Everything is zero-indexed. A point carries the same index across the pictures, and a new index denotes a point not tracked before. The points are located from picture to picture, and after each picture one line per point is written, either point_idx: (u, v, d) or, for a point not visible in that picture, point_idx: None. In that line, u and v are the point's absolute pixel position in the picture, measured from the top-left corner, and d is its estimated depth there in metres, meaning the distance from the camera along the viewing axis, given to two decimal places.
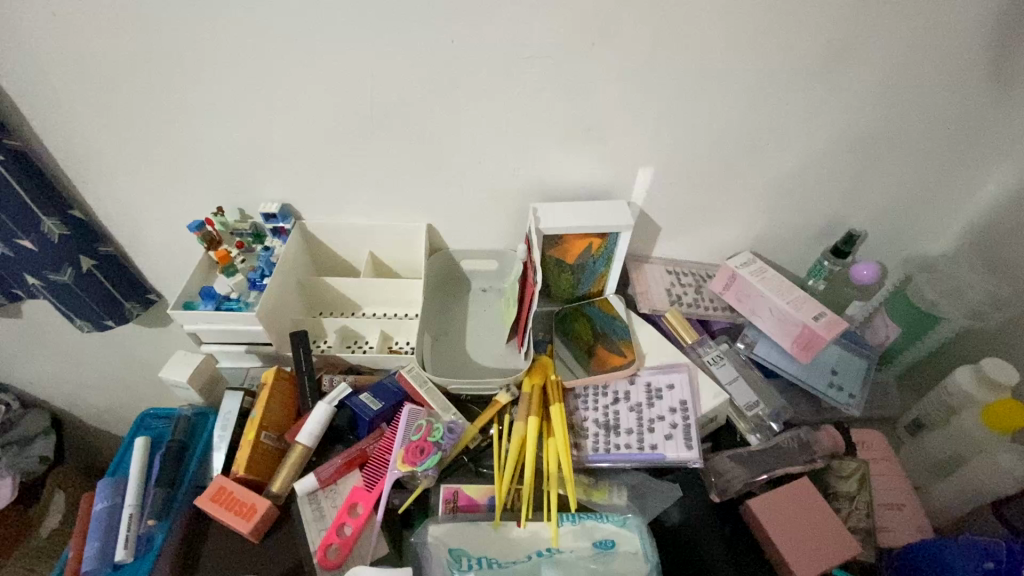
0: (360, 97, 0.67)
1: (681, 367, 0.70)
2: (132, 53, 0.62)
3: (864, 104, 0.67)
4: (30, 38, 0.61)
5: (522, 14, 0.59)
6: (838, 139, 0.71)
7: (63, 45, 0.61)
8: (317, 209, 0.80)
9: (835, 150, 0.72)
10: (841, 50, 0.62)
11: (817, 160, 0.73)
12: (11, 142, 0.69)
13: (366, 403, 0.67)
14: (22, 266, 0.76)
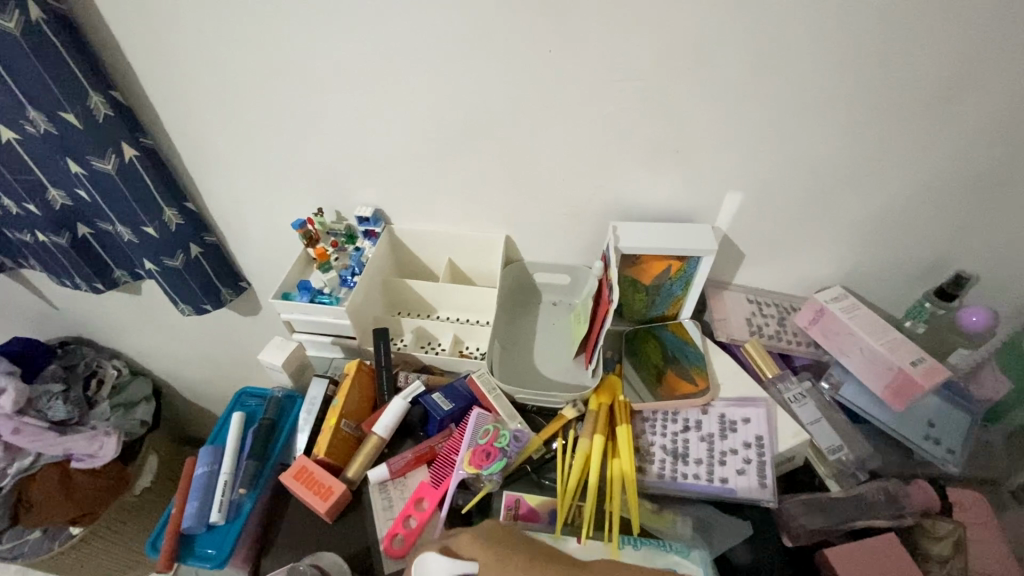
0: (454, 112, 0.71)
1: (757, 402, 0.67)
2: (261, 66, 0.70)
3: (981, 139, 0.63)
4: (181, 50, 0.70)
5: (618, 39, 0.61)
6: (947, 174, 0.66)
7: (206, 59, 0.70)
8: (405, 214, 0.85)
9: (944, 185, 0.67)
10: (956, 81, 0.59)
11: (923, 194, 0.69)
12: (147, 141, 0.80)
13: (437, 403, 0.69)
14: (143, 251, 0.87)
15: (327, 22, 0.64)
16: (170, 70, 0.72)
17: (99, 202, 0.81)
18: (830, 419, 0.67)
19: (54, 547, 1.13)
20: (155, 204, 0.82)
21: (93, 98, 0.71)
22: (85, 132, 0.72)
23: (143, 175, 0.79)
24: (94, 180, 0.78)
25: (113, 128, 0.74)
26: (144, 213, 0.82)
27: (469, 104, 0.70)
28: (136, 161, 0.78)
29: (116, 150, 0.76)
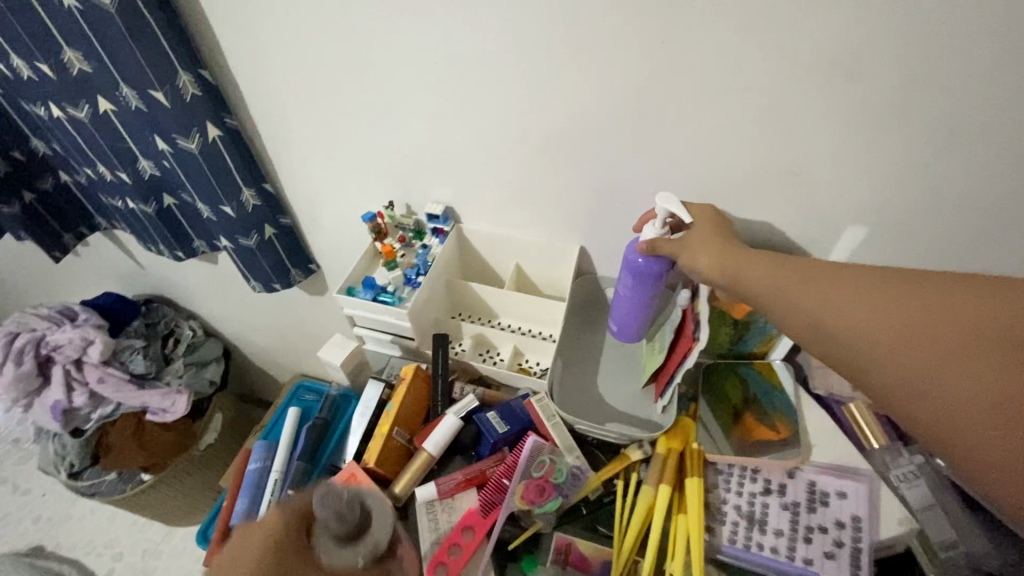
0: (541, 113, 0.65)
1: (858, 474, 0.59)
2: (349, 55, 0.67)
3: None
4: (270, 33, 0.68)
5: (746, 44, 0.52)
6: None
7: (295, 43, 0.68)
8: (477, 214, 0.81)
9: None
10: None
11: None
12: (232, 121, 0.79)
13: (493, 424, 0.66)
14: (220, 229, 0.89)
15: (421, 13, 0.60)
16: (260, 54, 0.71)
17: (185, 176, 0.82)
18: (947, 507, 0.55)
19: (126, 490, 1.20)
20: (235, 185, 0.83)
21: (182, 78, 0.71)
22: (173, 111, 0.73)
23: (225, 155, 0.80)
24: (182, 157, 0.79)
25: (199, 108, 0.74)
26: (224, 193, 0.83)
27: (562, 106, 0.63)
28: (220, 142, 0.78)
29: (201, 130, 0.76)
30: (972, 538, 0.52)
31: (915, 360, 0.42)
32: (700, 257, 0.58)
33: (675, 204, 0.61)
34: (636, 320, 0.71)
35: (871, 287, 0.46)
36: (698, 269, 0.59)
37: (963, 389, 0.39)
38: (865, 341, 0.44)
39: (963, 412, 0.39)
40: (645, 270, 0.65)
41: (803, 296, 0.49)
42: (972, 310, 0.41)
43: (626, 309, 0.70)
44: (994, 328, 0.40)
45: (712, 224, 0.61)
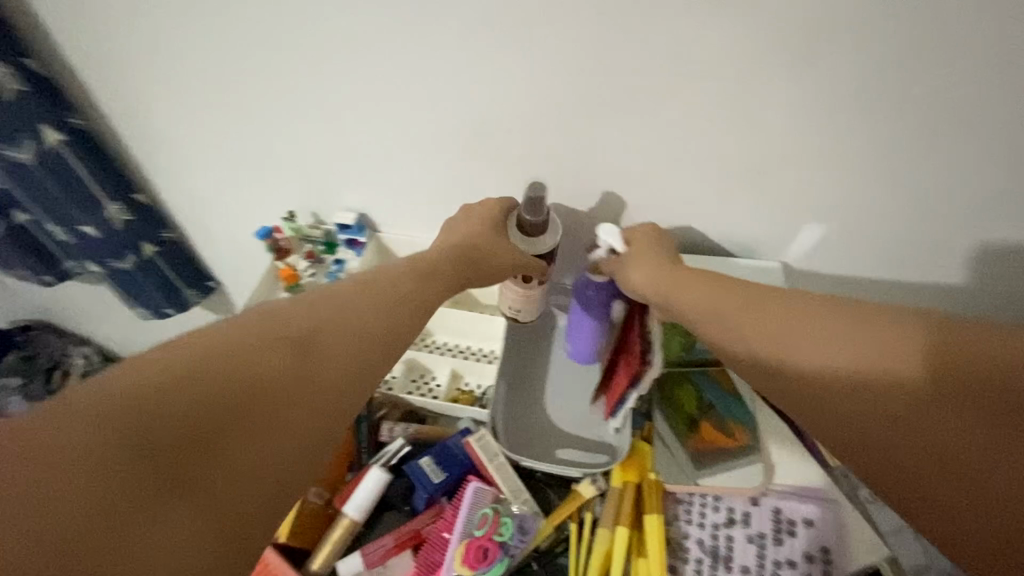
0: (459, 107, 0.55)
1: (824, 500, 0.54)
2: (221, 39, 0.54)
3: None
4: (114, 12, 0.53)
5: (696, 22, 0.44)
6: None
7: (148, 23, 0.54)
8: (398, 222, 0.70)
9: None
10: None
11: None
12: (79, 121, 0.64)
13: (427, 473, 0.57)
14: (84, 253, 0.74)
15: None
16: (104, 37, 0.56)
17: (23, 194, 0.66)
18: None
19: None
20: (93, 199, 0.68)
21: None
22: None
23: (74, 166, 0.64)
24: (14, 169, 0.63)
25: (27, 109, 0.58)
26: (80, 210, 0.68)
27: (488, 99, 0.53)
28: (64, 150, 0.63)
29: (36, 135, 0.60)
30: (938, 555, 0.51)
31: (870, 402, 0.39)
32: (636, 274, 0.52)
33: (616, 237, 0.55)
34: (597, 342, 0.66)
35: (826, 315, 0.43)
36: (632, 285, 0.53)
37: (915, 437, 0.37)
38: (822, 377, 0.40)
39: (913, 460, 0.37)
40: (592, 300, 0.62)
41: (752, 321, 0.44)
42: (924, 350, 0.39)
43: (586, 335, 0.65)
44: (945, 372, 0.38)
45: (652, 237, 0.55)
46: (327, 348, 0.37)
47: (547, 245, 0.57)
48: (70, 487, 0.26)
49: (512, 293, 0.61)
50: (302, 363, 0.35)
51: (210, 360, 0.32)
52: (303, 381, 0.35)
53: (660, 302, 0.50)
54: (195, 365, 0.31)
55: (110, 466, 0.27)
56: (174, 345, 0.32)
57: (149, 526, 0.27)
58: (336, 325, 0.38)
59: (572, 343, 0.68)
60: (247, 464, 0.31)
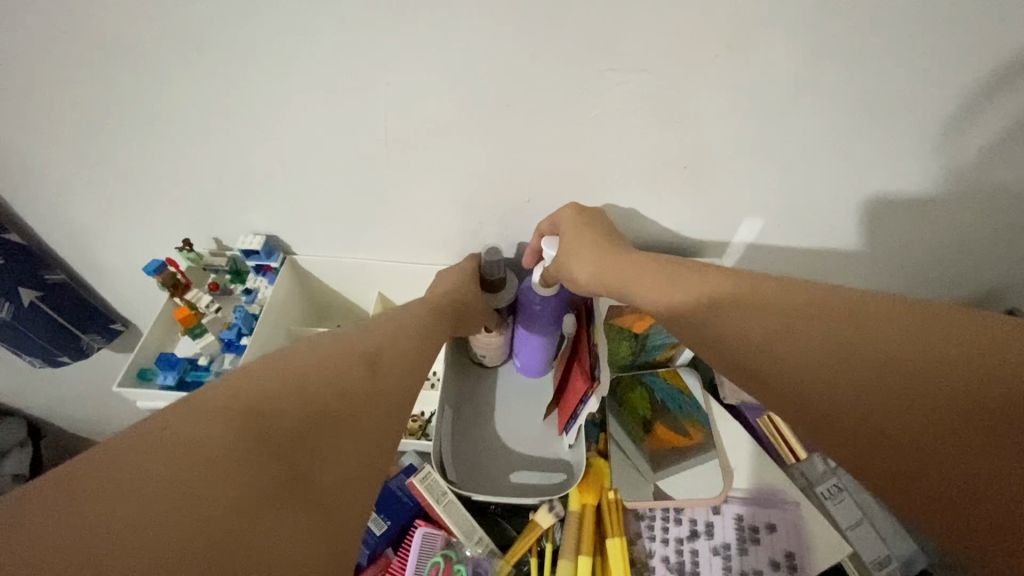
0: (363, 116, 0.48)
1: (784, 503, 0.53)
2: (59, 47, 0.43)
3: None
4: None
5: (629, 7, 0.39)
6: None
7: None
8: (313, 242, 0.63)
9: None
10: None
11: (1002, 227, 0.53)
12: None
13: (368, 525, 0.52)
14: None
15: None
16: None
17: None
18: (870, 514, 0.53)
19: None
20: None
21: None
22: None
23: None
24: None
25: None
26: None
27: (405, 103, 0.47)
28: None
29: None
30: (898, 543, 0.51)
31: (845, 384, 0.29)
32: (576, 268, 0.48)
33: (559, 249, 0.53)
34: (546, 357, 0.64)
35: (780, 290, 0.35)
36: (577, 282, 0.49)
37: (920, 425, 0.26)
38: (782, 360, 0.32)
39: (928, 456, 0.26)
40: (540, 316, 0.59)
41: (696, 303, 0.37)
42: (908, 316, 0.30)
43: (533, 352, 0.62)
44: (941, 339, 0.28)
45: (583, 220, 0.50)
46: (390, 364, 0.38)
47: (509, 297, 0.60)
48: (196, 484, 0.25)
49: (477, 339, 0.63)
50: (377, 375, 0.36)
51: (307, 373, 0.32)
52: (379, 393, 0.35)
53: (604, 292, 0.47)
54: (291, 368, 0.32)
55: (239, 462, 0.26)
56: (263, 365, 0.32)
57: (272, 522, 0.26)
58: (390, 343, 0.40)
59: (520, 359, 0.65)
60: (352, 462, 0.31)
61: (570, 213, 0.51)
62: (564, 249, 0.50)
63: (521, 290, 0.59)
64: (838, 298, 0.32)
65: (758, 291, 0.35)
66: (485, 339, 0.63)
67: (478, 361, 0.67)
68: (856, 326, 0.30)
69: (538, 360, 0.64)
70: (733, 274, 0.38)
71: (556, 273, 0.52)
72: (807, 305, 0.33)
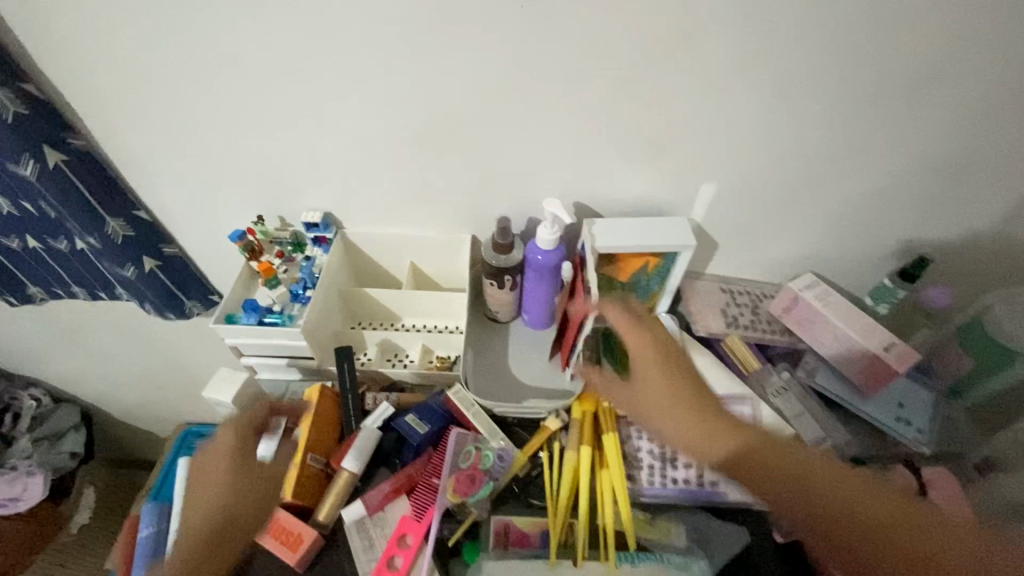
0: (411, 105, 0.63)
1: (742, 400, 0.67)
2: (192, 51, 0.58)
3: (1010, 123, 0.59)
4: (85, 28, 0.57)
5: (607, 17, 0.55)
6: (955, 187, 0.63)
7: (120, 39, 0.57)
8: (359, 217, 0.77)
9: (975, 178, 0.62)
10: (951, 65, 0.57)
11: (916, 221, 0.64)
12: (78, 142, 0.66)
13: (413, 427, 0.65)
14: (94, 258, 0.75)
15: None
16: (73, 54, 0.59)
17: (34, 204, 0.68)
18: (812, 411, 0.68)
19: None
20: (96, 215, 0.69)
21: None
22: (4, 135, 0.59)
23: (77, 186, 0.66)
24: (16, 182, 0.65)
25: (31, 128, 0.61)
26: (82, 224, 0.69)
27: (443, 93, 0.62)
28: (65, 166, 0.64)
29: (36, 156, 0.62)
30: (832, 431, 0.67)
31: (834, 508, 0.51)
32: (653, 426, 0.62)
33: (561, 209, 0.69)
34: (550, 306, 0.77)
35: (791, 476, 0.54)
36: (648, 430, 0.63)
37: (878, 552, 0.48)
38: (793, 510, 0.53)
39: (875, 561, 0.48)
40: (544, 265, 0.72)
41: (714, 443, 0.59)
42: (884, 513, 0.50)
43: (539, 303, 0.77)
44: (910, 536, 0.48)
45: (648, 337, 0.67)
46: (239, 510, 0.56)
47: (518, 257, 0.73)
48: None
49: (493, 297, 0.77)
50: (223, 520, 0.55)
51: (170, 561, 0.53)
52: (217, 551, 0.54)
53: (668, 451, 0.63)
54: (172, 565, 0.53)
55: None
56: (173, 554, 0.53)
57: None
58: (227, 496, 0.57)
59: (527, 308, 0.78)
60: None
61: (622, 318, 0.69)
62: (639, 408, 0.64)
63: (528, 248, 0.73)
64: (838, 492, 0.52)
65: (793, 464, 0.53)
66: (498, 296, 0.76)
67: (491, 317, 0.81)
68: (833, 501, 0.51)
69: (544, 308, 0.78)
70: (765, 444, 0.58)
71: (586, 374, 0.70)
72: (805, 469, 0.53)
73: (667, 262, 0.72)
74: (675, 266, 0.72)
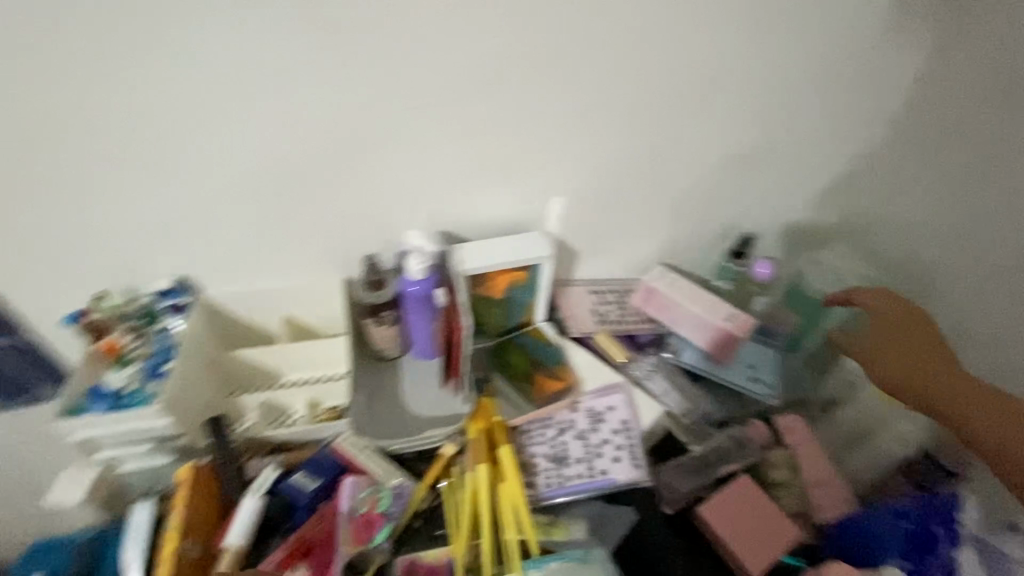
0: (253, 153, 0.63)
1: (618, 387, 0.73)
2: None
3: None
4: None
5: (426, 51, 0.60)
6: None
7: None
8: (219, 278, 0.74)
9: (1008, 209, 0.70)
10: (723, 71, 0.69)
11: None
12: None
13: (301, 484, 0.63)
14: None
15: (79, 55, 0.53)
16: None
17: None
18: (676, 386, 0.76)
19: None
20: None
21: None
22: None
23: None
24: None
25: None
26: None
27: (280, 134, 0.62)
28: None
29: None
30: (697, 399, 0.75)
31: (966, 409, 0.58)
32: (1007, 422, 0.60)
33: (426, 239, 0.72)
34: (433, 338, 0.76)
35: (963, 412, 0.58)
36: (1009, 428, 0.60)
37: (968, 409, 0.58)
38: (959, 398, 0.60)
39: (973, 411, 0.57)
40: (418, 296, 0.72)
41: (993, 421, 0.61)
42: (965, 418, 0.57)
43: (422, 334, 0.76)
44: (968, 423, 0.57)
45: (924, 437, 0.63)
46: None
47: (391, 292, 0.73)
48: None
49: (376, 334, 0.75)
50: None
51: None
52: None
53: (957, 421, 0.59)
54: None
55: None
56: None
57: None
58: None
59: (410, 343, 0.78)
60: None
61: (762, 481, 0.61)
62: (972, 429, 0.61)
63: (400, 282, 0.72)
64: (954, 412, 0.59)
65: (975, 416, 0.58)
66: (380, 332, 0.75)
67: (381, 357, 0.78)
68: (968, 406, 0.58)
69: (428, 341, 0.77)
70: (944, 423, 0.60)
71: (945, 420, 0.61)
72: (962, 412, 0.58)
73: (533, 274, 0.76)
74: (540, 277, 0.77)
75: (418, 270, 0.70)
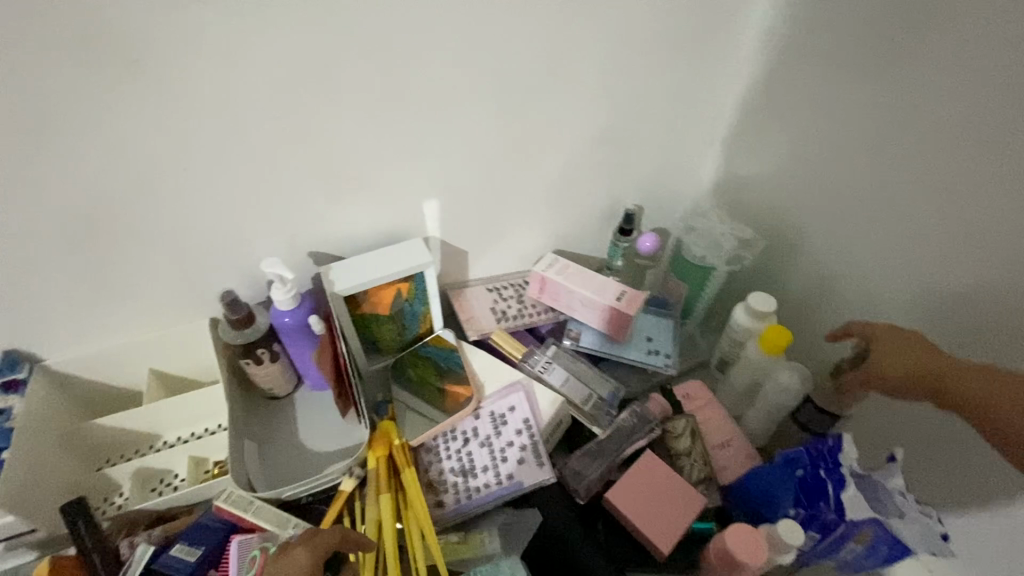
0: (55, 208, 0.55)
1: (520, 385, 0.71)
2: None
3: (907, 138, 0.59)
4: None
5: (232, 72, 0.53)
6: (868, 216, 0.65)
7: None
8: (57, 344, 0.65)
9: (886, 222, 0.64)
10: (571, 56, 0.67)
11: (921, 298, 0.62)
12: None
13: (181, 557, 0.57)
14: None
15: None
16: None
17: None
18: (580, 372, 0.75)
19: None
20: None
21: None
22: None
23: None
24: None
25: None
26: None
27: (81, 183, 0.54)
28: None
29: None
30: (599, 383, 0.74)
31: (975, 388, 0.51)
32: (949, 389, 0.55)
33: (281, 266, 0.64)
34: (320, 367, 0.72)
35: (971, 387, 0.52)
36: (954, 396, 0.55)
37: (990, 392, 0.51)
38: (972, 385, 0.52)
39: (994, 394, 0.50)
40: (293, 327, 0.67)
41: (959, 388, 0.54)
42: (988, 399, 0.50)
43: (309, 365, 0.71)
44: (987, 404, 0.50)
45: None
46: None
47: (265, 325, 0.68)
48: None
49: (256, 376, 0.69)
50: None
51: None
52: None
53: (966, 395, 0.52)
54: None
55: None
56: None
57: None
58: None
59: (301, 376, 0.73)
60: None
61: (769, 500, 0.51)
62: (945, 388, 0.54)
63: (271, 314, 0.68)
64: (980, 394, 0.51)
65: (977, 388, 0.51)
66: (261, 373, 0.69)
67: (272, 396, 0.73)
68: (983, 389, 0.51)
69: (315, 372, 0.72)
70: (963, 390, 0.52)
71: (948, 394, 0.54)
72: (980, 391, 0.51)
73: (419, 281, 0.72)
74: (426, 285, 0.73)
75: (288, 300, 0.66)
